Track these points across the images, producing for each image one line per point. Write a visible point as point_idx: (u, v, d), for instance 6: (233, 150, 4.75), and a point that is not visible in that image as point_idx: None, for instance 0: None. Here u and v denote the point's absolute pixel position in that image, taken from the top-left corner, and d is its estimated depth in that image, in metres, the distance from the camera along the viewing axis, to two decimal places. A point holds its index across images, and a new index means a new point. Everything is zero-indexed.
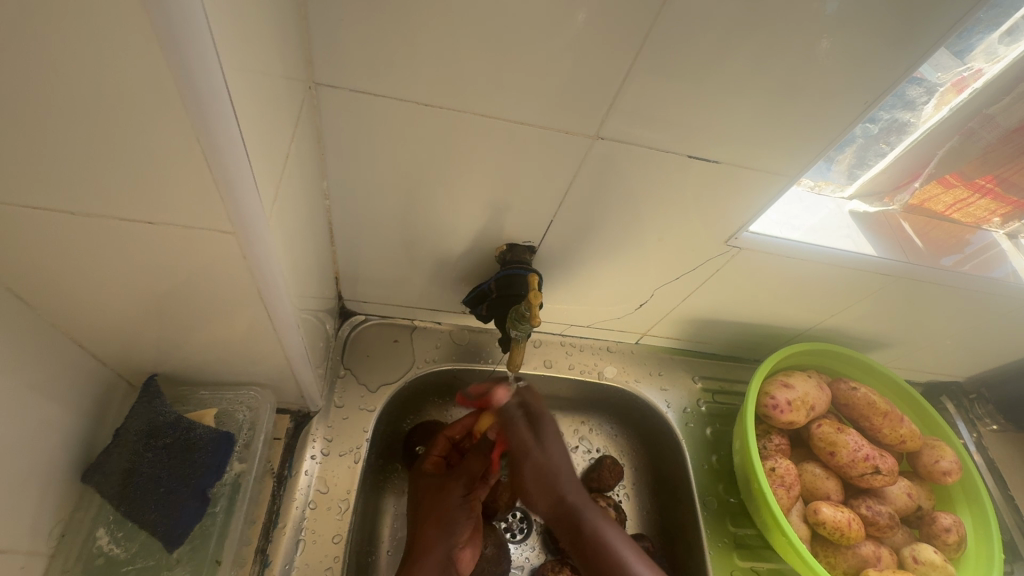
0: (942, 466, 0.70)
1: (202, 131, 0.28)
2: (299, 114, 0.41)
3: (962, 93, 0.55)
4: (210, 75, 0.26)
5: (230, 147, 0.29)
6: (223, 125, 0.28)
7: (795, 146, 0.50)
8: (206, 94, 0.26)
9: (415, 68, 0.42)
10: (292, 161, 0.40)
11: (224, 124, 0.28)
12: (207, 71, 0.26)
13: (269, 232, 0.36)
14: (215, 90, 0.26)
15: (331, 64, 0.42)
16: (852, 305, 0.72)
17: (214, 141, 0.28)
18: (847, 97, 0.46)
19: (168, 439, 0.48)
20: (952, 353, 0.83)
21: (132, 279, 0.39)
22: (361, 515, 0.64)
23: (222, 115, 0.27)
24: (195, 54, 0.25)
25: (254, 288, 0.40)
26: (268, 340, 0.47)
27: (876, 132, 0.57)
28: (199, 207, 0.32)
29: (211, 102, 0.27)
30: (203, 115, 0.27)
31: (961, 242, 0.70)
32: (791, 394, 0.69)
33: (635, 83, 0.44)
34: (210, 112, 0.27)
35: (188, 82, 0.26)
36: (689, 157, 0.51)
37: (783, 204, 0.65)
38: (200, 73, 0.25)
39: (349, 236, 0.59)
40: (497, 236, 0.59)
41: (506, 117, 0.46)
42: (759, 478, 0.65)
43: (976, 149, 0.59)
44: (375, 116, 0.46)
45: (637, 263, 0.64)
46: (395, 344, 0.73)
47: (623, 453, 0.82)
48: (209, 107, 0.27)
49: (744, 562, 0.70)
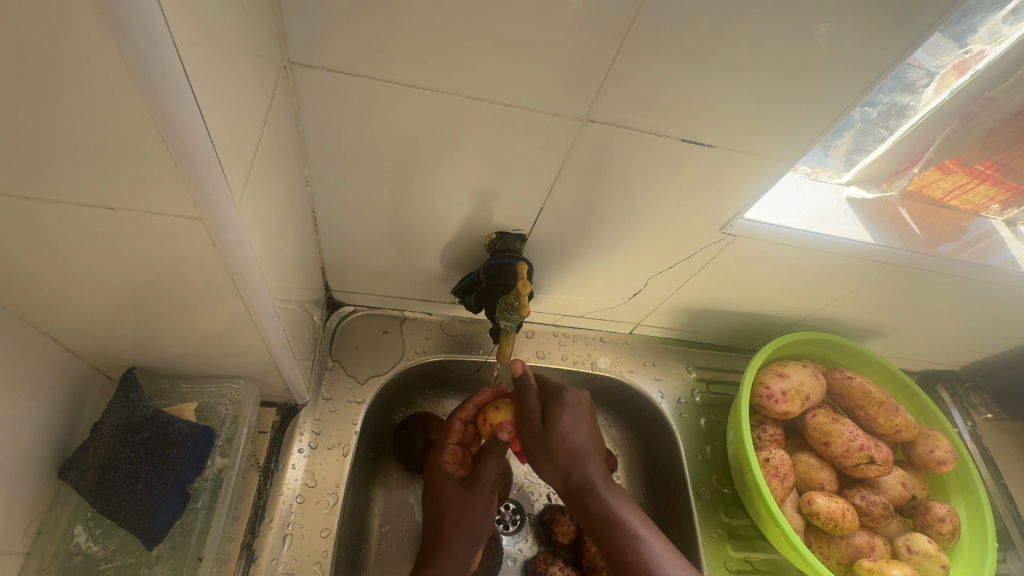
0: (937, 455, 0.69)
1: (158, 112, 0.26)
2: (273, 96, 0.39)
3: (964, 75, 0.53)
4: (162, 50, 0.24)
5: (192, 128, 0.27)
6: (181, 105, 0.26)
7: (791, 131, 0.48)
8: (161, 71, 0.24)
9: (394, 47, 0.40)
10: (266, 145, 0.38)
11: (182, 104, 0.26)
12: (159, 45, 0.24)
13: (240, 220, 0.34)
14: (170, 66, 0.25)
15: (306, 43, 0.40)
16: (849, 294, 0.71)
17: (173, 123, 0.26)
18: (845, 80, 0.44)
19: (145, 435, 0.46)
20: (949, 341, 0.82)
21: (102, 271, 0.37)
22: (350, 509, 0.63)
23: (179, 94, 0.26)
24: (143, 27, 0.23)
25: (229, 279, 0.38)
26: (248, 332, 0.46)
27: (874, 117, 0.56)
28: (164, 195, 0.31)
29: (166, 80, 0.25)
30: (157, 94, 0.25)
31: (960, 230, 0.68)
32: (786, 384, 0.68)
33: (625, 65, 0.42)
34: (164, 91, 0.25)
35: (139, 58, 0.24)
36: (682, 142, 0.49)
37: (780, 191, 0.63)
38: (151, 52, 0.24)
39: (334, 225, 0.57)
40: (486, 225, 0.57)
41: (492, 101, 0.44)
42: (753, 469, 0.64)
43: (976, 133, 0.58)
44: (355, 100, 0.44)
45: (630, 252, 0.63)
46: (385, 335, 0.72)
47: (617, 444, 0.81)
48: (164, 86, 0.25)
49: (737, 552, 0.70)
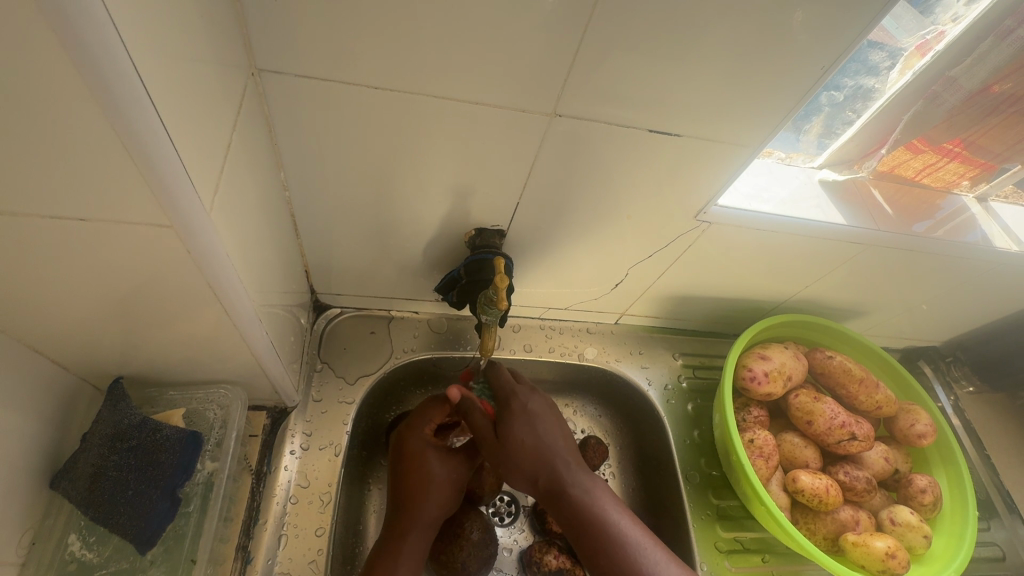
0: (917, 429, 0.71)
1: (114, 118, 0.27)
2: (241, 102, 0.40)
3: (926, 57, 0.55)
4: (113, 54, 0.25)
5: (152, 132, 0.28)
6: (139, 111, 0.27)
7: (756, 116, 0.49)
8: (114, 77, 0.25)
9: (360, 51, 0.41)
10: (235, 151, 0.39)
11: (139, 109, 0.27)
12: (110, 51, 0.25)
13: (210, 224, 0.35)
14: (123, 73, 0.26)
15: (273, 49, 0.40)
16: (827, 275, 0.73)
17: (132, 128, 0.27)
18: (806, 65, 0.45)
19: (134, 442, 0.47)
20: (929, 318, 0.84)
21: (80, 283, 0.37)
22: (345, 507, 0.64)
23: (136, 99, 0.27)
24: (92, 34, 0.24)
25: (206, 284, 0.39)
26: (231, 337, 0.47)
27: (841, 100, 0.57)
28: (134, 203, 0.31)
29: (119, 86, 0.26)
30: (114, 101, 0.26)
31: (932, 208, 0.70)
32: (768, 365, 0.69)
33: (587, 59, 0.43)
34: (120, 97, 0.26)
35: (90, 66, 0.25)
36: (651, 132, 0.50)
37: (754, 177, 0.64)
38: (106, 63, 0.25)
39: (314, 227, 0.58)
40: (465, 221, 0.58)
41: (460, 99, 0.45)
42: (738, 451, 0.65)
43: (940, 113, 0.59)
44: (325, 103, 0.44)
45: (609, 243, 0.64)
46: (372, 335, 0.73)
47: (607, 433, 0.82)
48: (118, 91, 0.26)
49: (727, 533, 0.72)
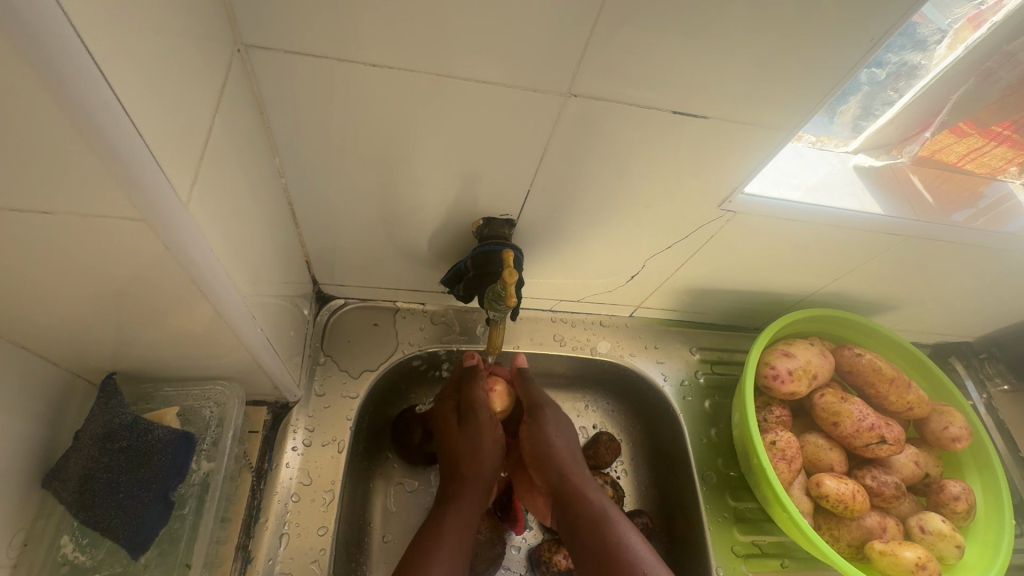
0: (951, 432, 0.67)
1: (62, 98, 0.23)
2: (225, 82, 0.36)
3: (981, 29, 0.50)
4: (54, 23, 0.21)
5: (107, 112, 0.25)
6: (91, 88, 0.24)
7: (791, 96, 0.45)
8: (57, 50, 0.22)
9: (354, 25, 0.37)
10: (218, 136, 0.35)
11: (91, 86, 0.24)
12: (48, 17, 0.21)
13: (188, 216, 0.32)
14: (68, 44, 0.22)
15: (260, 23, 0.37)
16: (856, 268, 0.68)
17: (84, 109, 0.24)
18: (850, 38, 0.41)
19: (124, 443, 0.45)
20: (963, 313, 0.79)
21: (57, 280, 0.35)
22: (349, 505, 0.62)
23: (86, 74, 0.23)
24: (29, 5, 0.21)
25: (192, 280, 0.37)
26: (225, 334, 0.44)
27: (883, 78, 0.52)
28: (102, 196, 0.28)
29: (63, 58, 0.22)
30: (60, 77, 0.23)
31: (973, 196, 0.64)
32: (792, 363, 0.66)
33: (606, 31, 0.39)
34: (65, 72, 0.23)
35: (28, 37, 0.21)
36: (674, 113, 0.46)
37: (782, 162, 0.60)
38: (53, 46, 0.22)
39: (314, 216, 0.55)
40: (472, 211, 0.55)
41: (465, 77, 0.41)
42: (758, 453, 0.62)
43: (994, 92, 0.54)
44: (319, 83, 0.41)
45: (625, 233, 0.60)
46: (376, 328, 0.70)
47: (619, 429, 0.79)
48: (67, 71, 0.23)
49: (745, 536, 0.69)
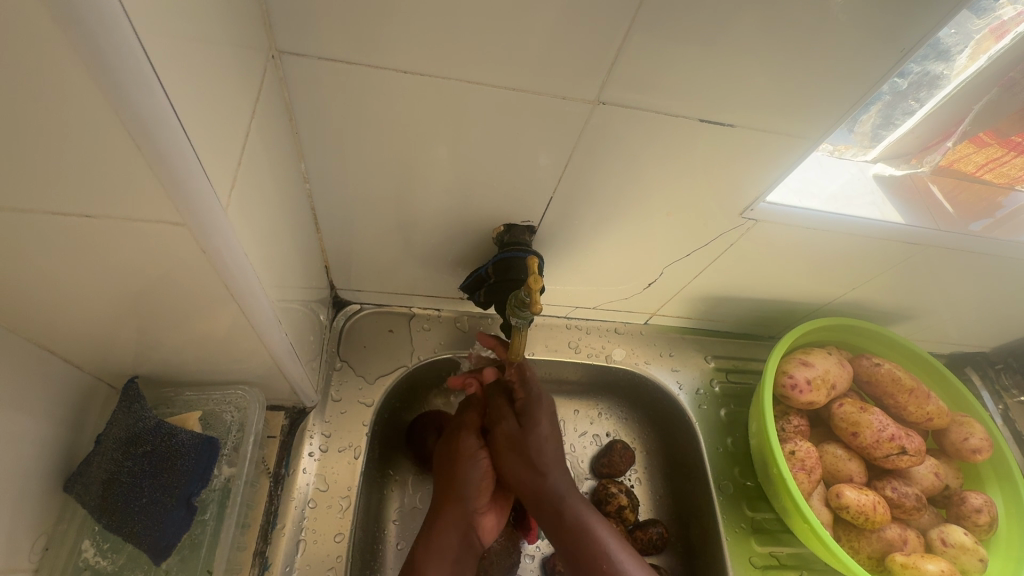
0: (972, 444, 0.66)
1: (118, 104, 0.24)
2: (260, 88, 0.37)
3: (1003, 40, 0.50)
4: (116, 31, 0.22)
5: (160, 119, 0.25)
6: (146, 95, 0.24)
7: (818, 106, 0.45)
8: (117, 56, 0.22)
9: (389, 32, 0.38)
10: (254, 142, 0.36)
11: (147, 92, 0.24)
12: (109, 25, 0.21)
13: (227, 221, 0.33)
14: (129, 51, 0.23)
15: (295, 30, 0.37)
16: (875, 277, 0.68)
17: (138, 114, 0.24)
18: (880, 49, 0.41)
19: (148, 447, 0.45)
20: (980, 323, 0.79)
21: (90, 283, 0.35)
22: (364, 511, 0.62)
23: (143, 80, 0.23)
24: (96, 14, 0.21)
25: (223, 285, 0.37)
26: (249, 338, 0.44)
27: (905, 88, 0.52)
28: (146, 201, 0.29)
29: (125, 66, 0.23)
30: (117, 84, 0.23)
31: (993, 206, 0.64)
32: (810, 372, 0.65)
33: (638, 40, 0.39)
34: (124, 79, 0.23)
35: (92, 44, 0.22)
36: (700, 122, 0.46)
37: (802, 171, 0.60)
38: (114, 52, 0.22)
39: (336, 221, 0.55)
40: (493, 217, 0.55)
41: (495, 85, 0.42)
42: (777, 462, 0.62)
43: (1015, 103, 0.54)
44: (349, 90, 0.42)
45: (643, 240, 0.60)
46: (392, 334, 0.70)
47: (634, 437, 0.79)
48: (127, 78, 0.23)
49: (762, 547, 0.68)
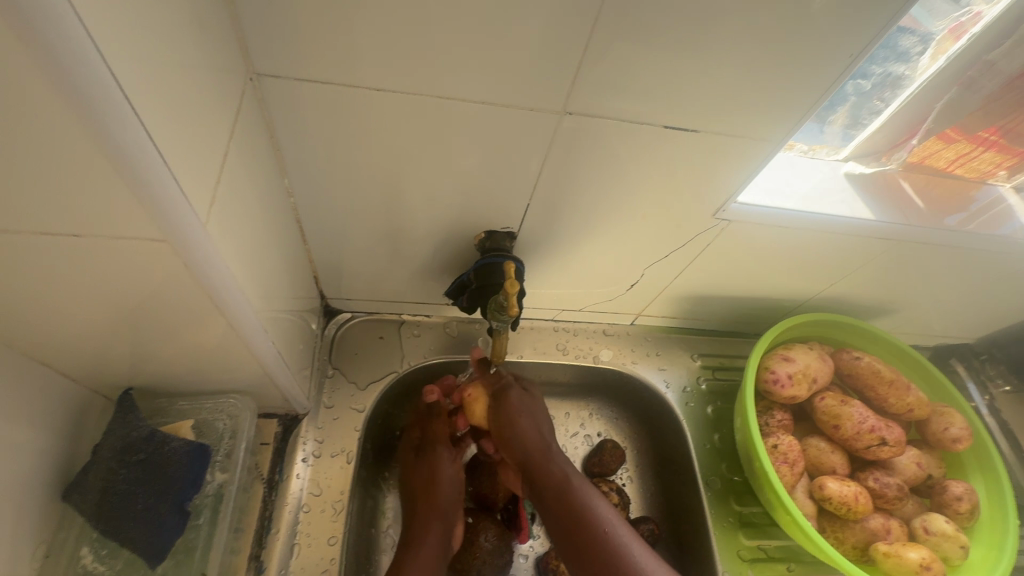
0: (952, 433, 0.67)
1: (96, 132, 0.26)
2: (239, 108, 0.38)
3: (960, 40, 0.51)
4: (91, 66, 0.24)
5: (135, 142, 0.27)
6: (122, 122, 0.26)
7: (776, 109, 0.47)
8: (92, 86, 0.24)
9: (360, 52, 0.39)
10: (233, 160, 0.38)
11: (120, 118, 0.26)
12: (85, 61, 0.23)
13: (206, 236, 0.34)
14: (101, 81, 0.24)
15: (270, 53, 0.39)
16: (854, 272, 0.70)
17: (115, 140, 0.26)
18: (831, 53, 0.43)
19: (142, 455, 0.47)
20: (962, 315, 0.80)
21: (81, 299, 0.37)
22: (358, 514, 0.63)
23: (116, 108, 0.25)
24: (73, 51, 0.23)
25: (208, 297, 0.38)
26: (237, 348, 0.46)
27: (869, 88, 0.54)
28: (129, 220, 0.31)
29: (100, 97, 0.25)
30: (94, 114, 0.25)
31: (966, 200, 0.66)
32: (791, 368, 0.67)
33: (598, 52, 0.41)
34: (101, 109, 0.25)
35: (69, 79, 0.23)
36: (665, 128, 0.48)
37: (774, 172, 0.62)
38: (89, 86, 0.24)
39: (322, 233, 0.57)
40: (474, 225, 0.57)
41: (465, 99, 0.44)
42: (760, 456, 0.63)
43: (976, 100, 0.56)
44: (326, 107, 0.43)
45: (622, 243, 0.62)
46: (383, 341, 0.72)
47: (624, 436, 0.80)
48: (103, 107, 0.25)
49: (750, 541, 0.69)
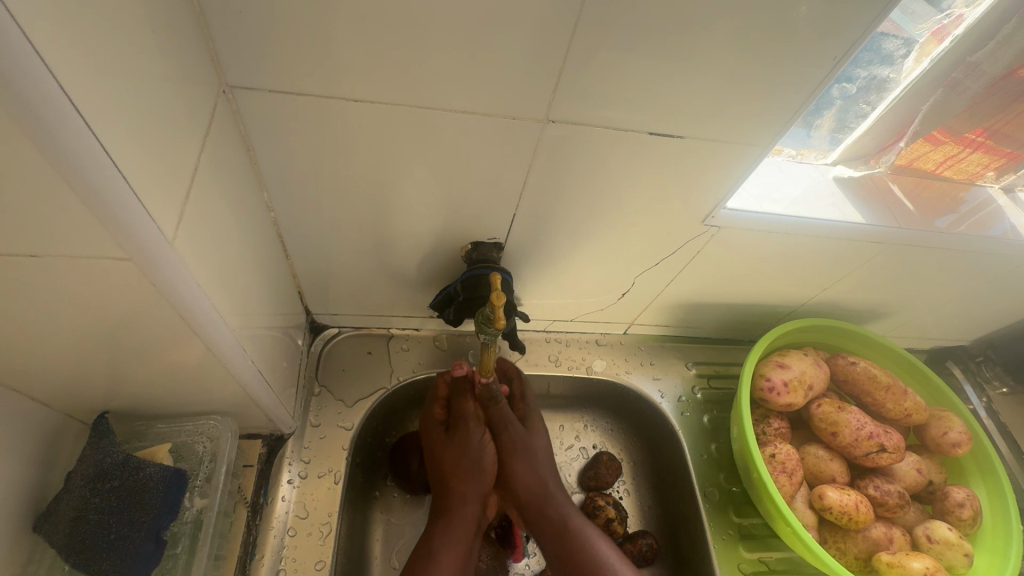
0: (952, 438, 0.66)
1: (49, 150, 0.24)
2: (211, 122, 0.38)
3: (943, 43, 0.51)
4: (40, 82, 0.23)
5: (90, 159, 0.26)
6: (76, 139, 0.25)
7: (761, 113, 0.46)
8: (41, 103, 0.23)
9: (336, 63, 0.39)
10: (204, 175, 0.37)
11: (73, 134, 0.24)
12: (32, 76, 0.22)
13: (175, 254, 0.33)
14: (52, 97, 0.23)
15: (243, 65, 0.38)
16: (846, 276, 0.69)
17: (70, 158, 0.25)
18: (813, 57, 0.42)
19: (116, 482, 0.45)
20: (956, 317, 0.80)
21: (47, 323, 0.35)
22: (347, 536, 0.61)
23: (68, 124, 0.24)
24: (18, 66, 0.22)
25: (180, 317, 0.37)
26: (215, 368, 0.44)
27: (854, 92, 0.54)
28: (91, 240, 0.29)
29: (51, 114, 0.23)
30: (45, 131, 0.24)
31: (955, 202, 0.66)
32: (787, 375, 0.65)
33: (578, 59, 0.40)
34: (52, 126, 0.24)
35: (15, 96, 0.22)
36: (650, 135, 0.47)
37: (762, 177, 0.61)
38: (37, 101, 0.23)
39: (304, 248, 0.56)
40: (460, 236, 0.56)
41: (445, 109, 0.43)
42: (758, 467, 0.61)
43: (962, 101, 0.55)
44: (303, 120, 0.43)
45: (611, 252, 0.61)
46: (371, 355, 0.70)
47: (620, 448, 0.79)
48: (53, 124, 0.24)
49: (751, 553, 0.68)
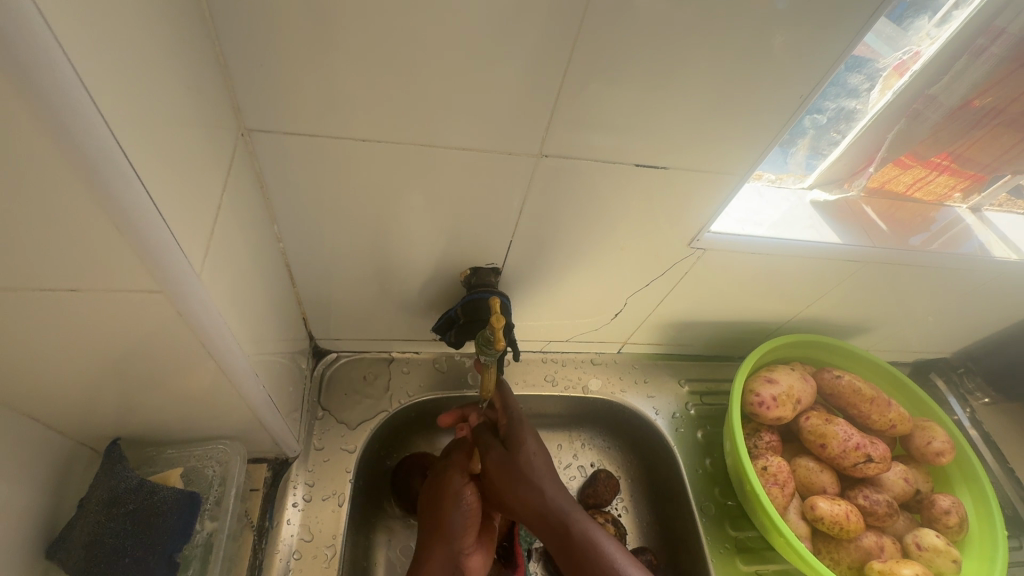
0: (935, 447, 0.69)
1: (103, 196, 0.27)
2: (231, 162, 0.40)
3: (903, 77, 0.56)
4: (101, 139, 0.26)
5: (138, 204, 0.29)
6: (128, 187, 0.28)
7: (739, 146, 0.50)
8: (100, 157, 0.26)
9: (347, 107, 0.42)
10: (225, 211, 0.39)
11: (125, 183, 0.27)
12: (95, 135, 0.25)
13: (201, 286, 0.36)
14: (109, 151, 0.26)
15: (262, 110, 0.41)
16: (828, 294, 0.72)
17: (120, 203, 0.28)
18: (784, 94, 0.46)
19: (130, 506, 0.46)
20: (936, 330, 0.83)
21: (72, 353, 0.37)
22: (351, 558, 0.62)
23: (121, 175, 0.27)
24: (84, 127, 0.25)
25: (199, 344, 0.39)
26: (228, 393, 0.46)
27: (825, 122, 0.58)
28: (126, 274, 0.32)
29: (108, 166, 0.26)
30: (101, 180, 0.27)
31: (926, 221, 0.70)
32: (775, 389, 0.68)
33: (570, 100, 0.44)
34: (108, 177, 0.27)
35: (79, 152, 0.25)
36: (637, 166, 0.50)
37: (744, 201, 0.65)
38: (97, 156, 0.26)
39: (311, 276, 0.58)
40: (459, 262, 0.59)
41: (447, 146, 0.46)
42: (750, 479, 0.64)
43: (924, 129, 0.60)
44: (314, 157, 0.46)
45: (604, 274, 0.64)
46: (372, 379, 0.72)
47: (617, 465, 0.80)
48: (109, 175, 0.27)
49: (748, 566, 0.69)
